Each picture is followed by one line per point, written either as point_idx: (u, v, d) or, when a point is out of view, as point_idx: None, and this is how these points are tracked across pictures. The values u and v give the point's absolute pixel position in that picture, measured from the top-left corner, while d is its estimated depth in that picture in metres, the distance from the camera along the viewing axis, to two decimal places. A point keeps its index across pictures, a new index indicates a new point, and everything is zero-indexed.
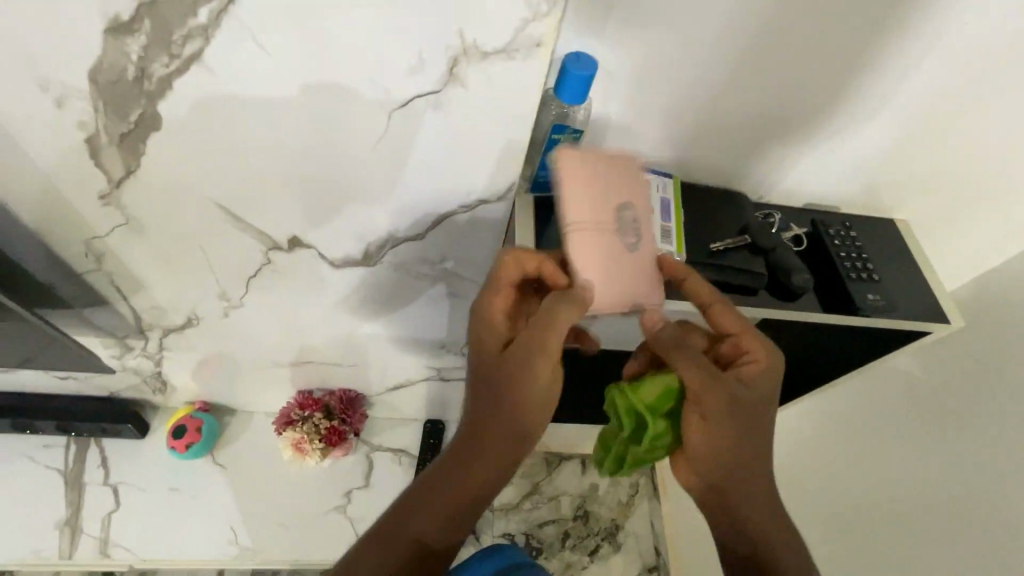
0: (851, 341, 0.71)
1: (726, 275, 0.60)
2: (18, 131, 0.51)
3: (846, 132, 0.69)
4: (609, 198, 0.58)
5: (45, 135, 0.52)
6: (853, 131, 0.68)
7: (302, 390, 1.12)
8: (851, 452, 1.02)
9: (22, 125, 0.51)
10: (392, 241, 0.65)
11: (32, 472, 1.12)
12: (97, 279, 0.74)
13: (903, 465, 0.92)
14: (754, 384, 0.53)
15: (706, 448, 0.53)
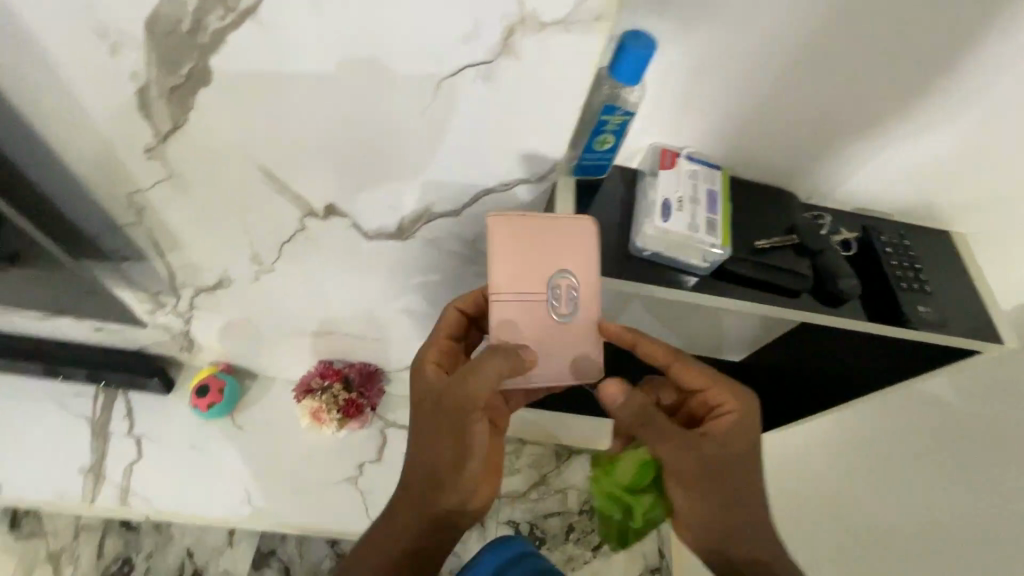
0: (894, 355, 0.69)
1: (770, 275, 0.58)
2: (74, 77, 0.52)
3: (923, 138, 0.63)
4: (544, 263, 0.57)
5: (99, 83, 0.53)
6: (931, 138, 0.63)
7: (323, 360, 1.13)
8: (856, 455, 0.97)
9: (78, 72, 0.52)
10: (427, 216, 0.66)
11: (62, 417, 1.16)
12: (136, 232, 0.76)
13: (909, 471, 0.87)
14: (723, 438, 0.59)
15: (692, 505, 0.60)
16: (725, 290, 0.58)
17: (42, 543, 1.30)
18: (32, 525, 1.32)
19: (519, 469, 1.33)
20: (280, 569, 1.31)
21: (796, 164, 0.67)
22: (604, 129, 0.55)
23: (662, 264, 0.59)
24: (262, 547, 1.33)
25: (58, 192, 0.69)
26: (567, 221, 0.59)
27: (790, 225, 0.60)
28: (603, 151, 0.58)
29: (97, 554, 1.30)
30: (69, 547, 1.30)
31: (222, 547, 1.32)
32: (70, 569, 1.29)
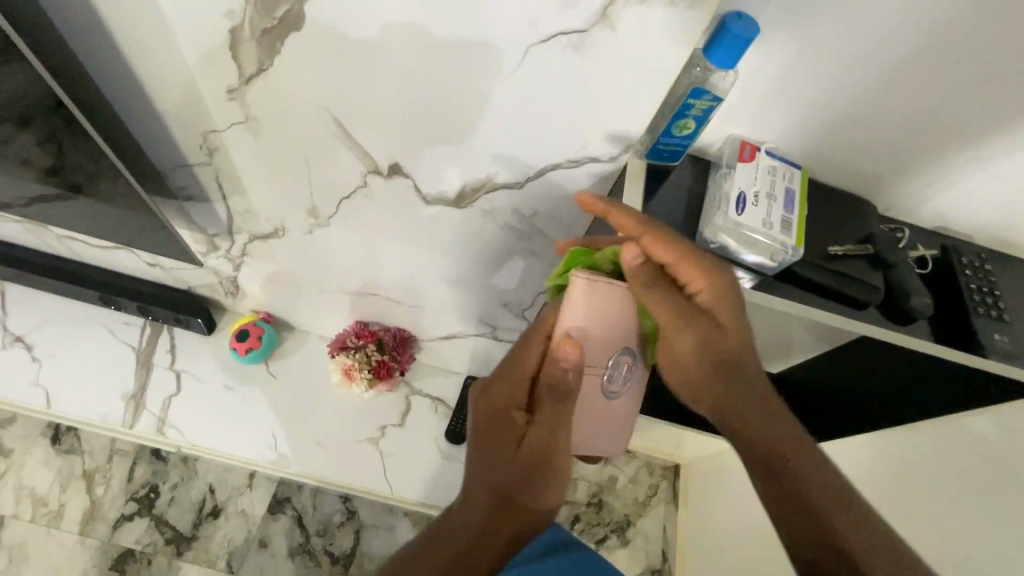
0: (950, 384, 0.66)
1: (839, 284, 0.56)
2: (181, 10, 0.57)
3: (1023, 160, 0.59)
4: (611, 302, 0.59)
5: (201, 19, 0.57)
6: None
7: (360, 321, 1.16)
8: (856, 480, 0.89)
9: (186, 5, 0.56)
10: (489, 185, 0.69)
11: (110, 343, 1.22)
12: (204, 172, 0.80)
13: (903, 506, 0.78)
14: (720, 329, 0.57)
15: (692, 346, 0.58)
16: (791, 293, 0.57)
17: (79, 461, 1.38)
18: (72, 442, 1.40)
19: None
20: (293, 517, 1.36)
21: (877, 175, 0.65)
22: (686, 113, 0.54)
23: (725, 258, 0.57)
24: (278, 493, 1.38)
25: (141, 123, 0.74)
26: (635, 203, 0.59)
27: (866, 234, 0.58)
28: (680, 137, 0.57)
29: (126, 478, 1.37)
30: (102, 467, 1.38)
31: (242, 487, 1.38)
32: (101, 487, 1.36)
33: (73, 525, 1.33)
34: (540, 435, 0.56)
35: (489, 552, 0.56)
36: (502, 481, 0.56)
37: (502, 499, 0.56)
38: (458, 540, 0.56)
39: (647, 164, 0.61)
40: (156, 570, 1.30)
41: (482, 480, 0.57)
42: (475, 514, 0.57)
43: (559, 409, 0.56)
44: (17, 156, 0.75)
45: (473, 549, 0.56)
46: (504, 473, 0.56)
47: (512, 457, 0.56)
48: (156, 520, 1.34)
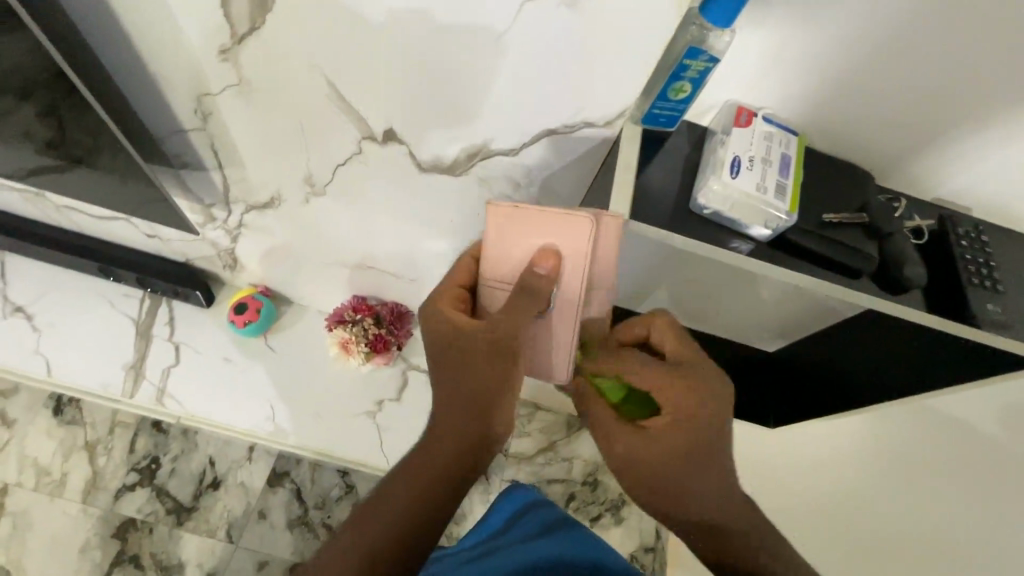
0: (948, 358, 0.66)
1: (834, 250, 0.56)
2: None
3: None
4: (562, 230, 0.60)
5: None
6: None
7: (358, 295, 1.16)
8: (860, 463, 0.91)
9: None
10: (485, 151, 0.68)
11: (110, 314, 1.23)
12: (199, 139, 0.80)
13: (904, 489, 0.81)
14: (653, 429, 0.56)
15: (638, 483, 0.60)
16: (783, 260, 0.56)
17: (81, 432, 1.40)
18: (74, 413, 1.42)
19: (529, 432, 1.36)
20: (292, 490, 1.38)
21: (880, 151, 0.62)
22: (682, 75, 0.51)
23: (720, 225, 0.56)
24: (277, 467, 1.40)
25: (136, 90, 0.73)
26: (630, 168, 0.58)
27: (862, 203, 0.58)
28: (676, 101, 0.54)
29: (128, 449, 1.39)
30: (104, 438, 1.40)
31: (241, 460, 1.40)
32: (103, 458, 1.38)
33: (75, 494, 1.35)
34: (493, 349, 0.58)
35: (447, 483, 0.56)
36: (454, 398, 0.58)
37: (454, 422, 0.58)
38: (409, 478, 0.55)
39: (644, 129, 0.59)
40: (158, 540, 1.33)
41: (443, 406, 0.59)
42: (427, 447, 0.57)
43: (513, 318, 0.58)
44: (16, 122, 0.74)
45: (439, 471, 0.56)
46: (457, 385, 0.58)
47: (469, 373, 0.58)
48: (157, 490, 1.36)
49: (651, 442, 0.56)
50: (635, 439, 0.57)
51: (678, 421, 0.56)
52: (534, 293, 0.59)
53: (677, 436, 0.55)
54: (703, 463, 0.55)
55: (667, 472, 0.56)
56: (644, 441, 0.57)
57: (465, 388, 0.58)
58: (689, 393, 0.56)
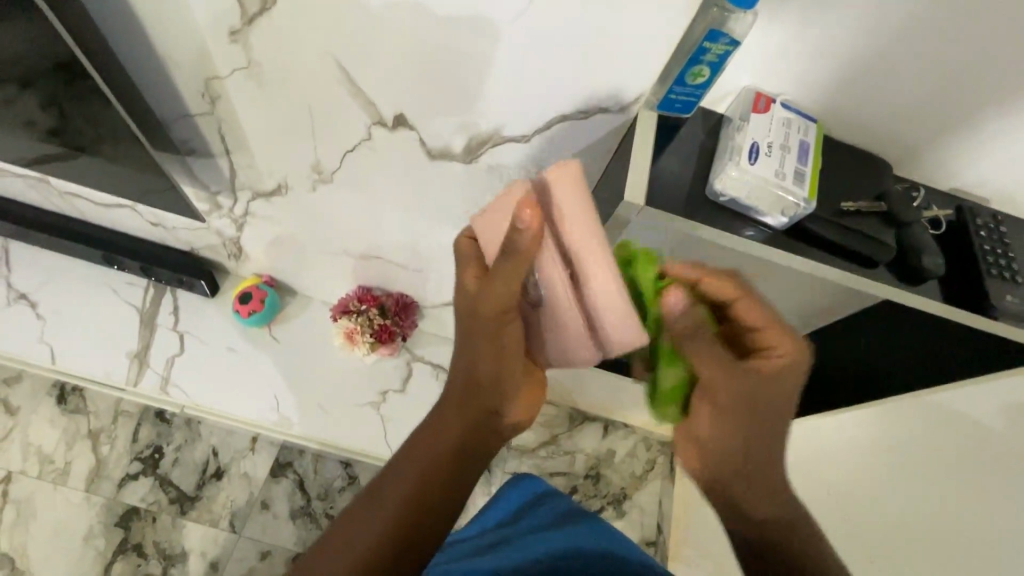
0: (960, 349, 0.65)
1: (850, 239, 0.55)
2: None
3: None
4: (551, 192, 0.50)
5: None
6: None
7: (363, 285, 1.16)
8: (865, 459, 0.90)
9: None
10: (496, 139, 0.68)
11: (114, 303, 1.22)
12: (206, 124, 0.79)
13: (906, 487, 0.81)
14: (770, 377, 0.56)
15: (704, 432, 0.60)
16: (800, 249, 0.56)
17: (84, 421, 1.40)
18: (77, 402, 1.42)
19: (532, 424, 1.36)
20: (295, 481, 1.38)
21: (899, 139, 0.61)
22: (701, 59, 0.50)
23: (736, 212, 0.56)
24: (280, 457, 1.40)
25: (142, 73, 0.72)
26: (646, 153, 0.57)
27: (880, 192, 0.57)
28: (695, 86, 0.53)
29: (131, 438, 1.39)
30: (107, 427, 1.40)
31: (244, 450, 1.40)
32: (106, 447, 1.38)
33: (79, 482, 1.35)
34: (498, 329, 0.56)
35: (443, 469, 0.55)
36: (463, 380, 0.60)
37: (457, 414, 0.58)
38: (410, 472, 0.55)
39: (659, 116, 0.59)
40: (161, 528, 1.33)
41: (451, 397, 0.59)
42: (429, 432, 0.58)
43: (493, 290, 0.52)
44: (23, 106, 0.74)
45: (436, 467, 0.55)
46: (466, 369, 0.58)
47: (473, 357, 0.58)
48: (160, 479, 1.36)
49: (759, 387, 0.56)
50: (746, 382, 0.56)
51: (794, 367, 0.55)
52: (508, 266, 0.50)
53: (784, 382, 0.56)
54: (773, 420, 0.58)
55: (763, 419, 0.58)
56: (754, 385, 0.56)
57: (473, 380, 0.58)
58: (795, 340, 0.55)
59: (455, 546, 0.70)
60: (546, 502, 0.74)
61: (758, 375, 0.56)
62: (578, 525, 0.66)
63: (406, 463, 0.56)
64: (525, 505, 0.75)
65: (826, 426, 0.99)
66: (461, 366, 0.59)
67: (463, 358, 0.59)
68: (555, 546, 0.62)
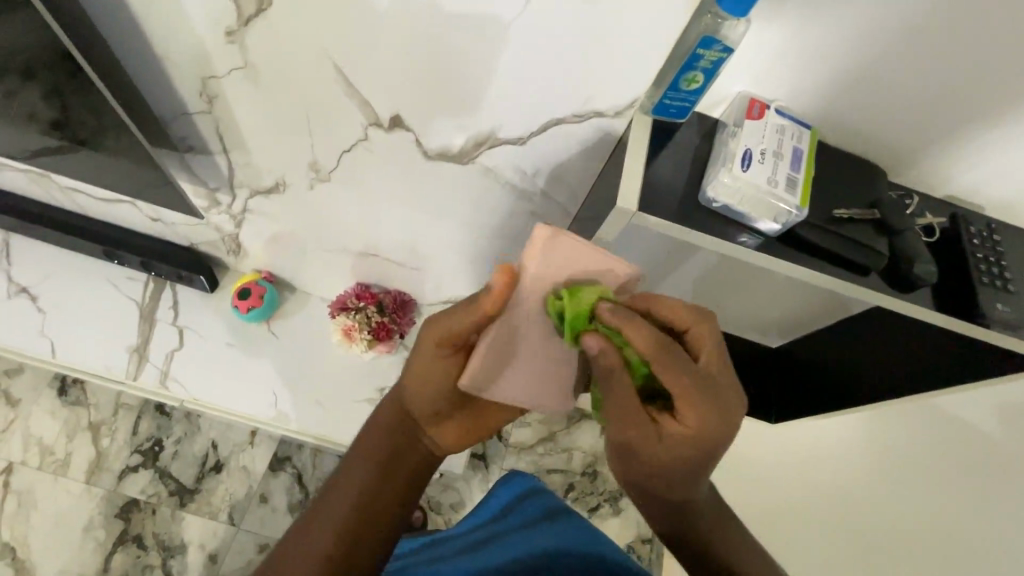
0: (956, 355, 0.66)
1: (843, 246, 0.55)
2: None
3: None
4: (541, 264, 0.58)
5: None
6: None
7: (361, 283, 1.17)
8: (860, 462, 0.90)
9: None
10: (492, 140, 0.68)
11: (114, 297, 1.23)
12: (204, 122, 0.79)
13: (901, 489, 0.82)
14: (662, 443, 0.53)
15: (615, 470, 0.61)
16: (792, 256, 0.56)
17: (84, 413, 1.41)
18: (78, 395, 1.43)
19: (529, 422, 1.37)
20: (293, 475, 1.40)
21: (895, 144, 0.61)
22: (695, 66, 0.50)
23: (728, 219, 0.56)
24: (279, 451, 1.41)
25: (139, 71, 0.72)
26: (640, 157, 0.57)
27: (874, 200, 0.57)
28: (688, 92, 0.53)
29: (131, 431, 1.41)
30: (107, 420, 1.41)
31: (244, 444, 1.41)
32: (106, 439, 1.39)
33: (79, 474, 1.37)
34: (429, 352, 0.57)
35: (383, 489, 0.56)
36: (403, 407, 0.60)
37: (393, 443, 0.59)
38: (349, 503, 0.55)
39: (653, 121, 0.58)
40: (161, 520, 1.34)
41: (391, 425, 0.60)
42: (364, 458, 0.58)
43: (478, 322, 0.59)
44: (21, 101, 0.74)
45: (370, 500, 0.56)
46: (410, 399, 0.59)
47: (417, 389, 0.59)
48: (160, 472, 1.38)
49: (657, 448, 0.54)
50: (642, 440, 0.54)
51: (693, 440, 0.51)
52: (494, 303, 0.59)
53: (680, 454, 0.53)
54: (677, 481, 0.56)
55: (662, 476, 0.56)
56: (650, 445, 0.54)
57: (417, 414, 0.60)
58: (709, 417, 0.50)
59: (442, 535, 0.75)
60: (532, 498, 0.74)
61: (655, 433, 0.53)
62: (565, 522, 0.67)
63: (340, 490, 0.56)
64: (515, 502, 0.75)
65: (822, 428, 1.00)
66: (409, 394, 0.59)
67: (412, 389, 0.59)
68: (543, 544, 0.62)
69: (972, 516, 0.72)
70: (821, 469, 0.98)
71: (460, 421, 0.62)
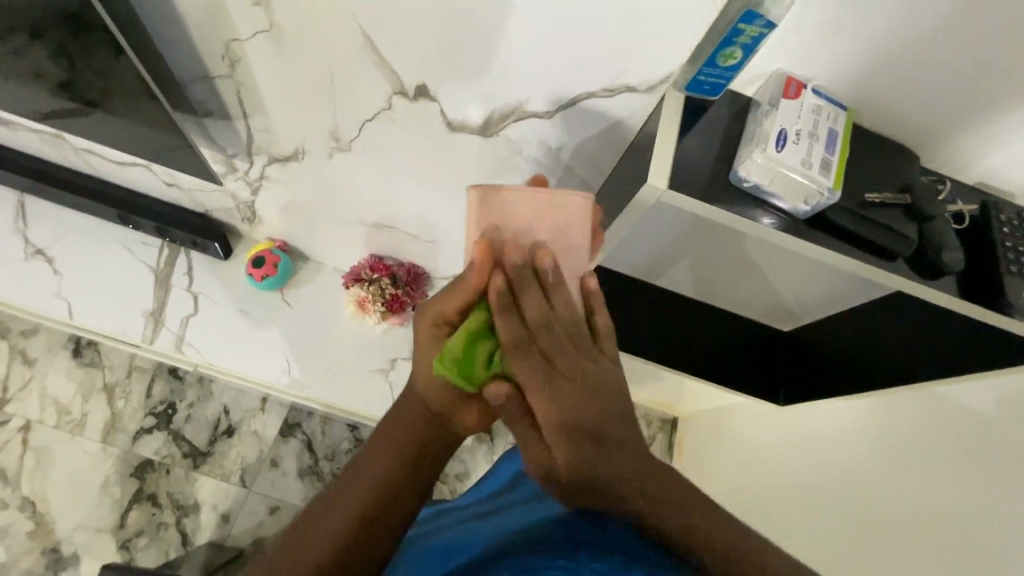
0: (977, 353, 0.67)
1: (871, 231, 0.55)
2: None
3: None
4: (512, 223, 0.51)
5: None
6: None
7: (375, 254, 1.17)
8: (865, 450, 0.91)
9: None
10: (519, 113, 0.67)
11: (129, 261, 1.24)
12: (225, 85, 0.78)
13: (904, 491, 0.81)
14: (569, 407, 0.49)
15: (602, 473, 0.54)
16: (819, 239, 0.55)
17: (99, 374, 1.44)
18: (92, 356, 1.45)
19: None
20: (303, 441, 1.43)
21: (934, 129, 0.59)
22: (734, 41, 0.49)
23: (757, 201, 0.55)
24: (289, 418, 1.44)
25: (160, 32, 0.71)
26: (671, 135, 0.56)
27: (906, 184, 0.56)
28: (724, 68, 0.52)
29: (145, 393, 1.43)
30: (122, 382, 1.44)
31: (255, 409, 1.44)
32: (121, 400, 1.42)
33: (96, 433, 1.40)
34: (427, 334, 0.51)
35: (403, 483, 0.50)
36: (415, 390, 0.52)
37: (412, 423, 0.52)
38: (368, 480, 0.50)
39: (686, 98, 0.57)
40: (174, 480, 1.38)
41: (407, 403, 0.53)
42: (380, 442, 0.52)
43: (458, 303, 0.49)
44: (41, 59, 0.73)
45: (387, 487, 0.50)
46: (422, 373, 0.52)
47: (428, 366, 0.51)
48: (173, 434, 1.41)
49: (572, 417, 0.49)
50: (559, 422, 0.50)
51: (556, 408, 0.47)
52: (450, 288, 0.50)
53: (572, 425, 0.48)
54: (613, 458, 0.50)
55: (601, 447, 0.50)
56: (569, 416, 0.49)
57: (434, 397, 0.52)
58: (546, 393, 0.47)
59: (451, 506, 0.76)
60: None
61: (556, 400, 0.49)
62: None
63: (359, 470, 0.51)
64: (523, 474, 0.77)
65: (829, 413, 1.01)
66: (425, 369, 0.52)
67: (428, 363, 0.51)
68: (548, 511, 0.63)
69: (976, 512, 0.72)
70: (825, 453, 0.99)
71: (483, 403, 0.54)
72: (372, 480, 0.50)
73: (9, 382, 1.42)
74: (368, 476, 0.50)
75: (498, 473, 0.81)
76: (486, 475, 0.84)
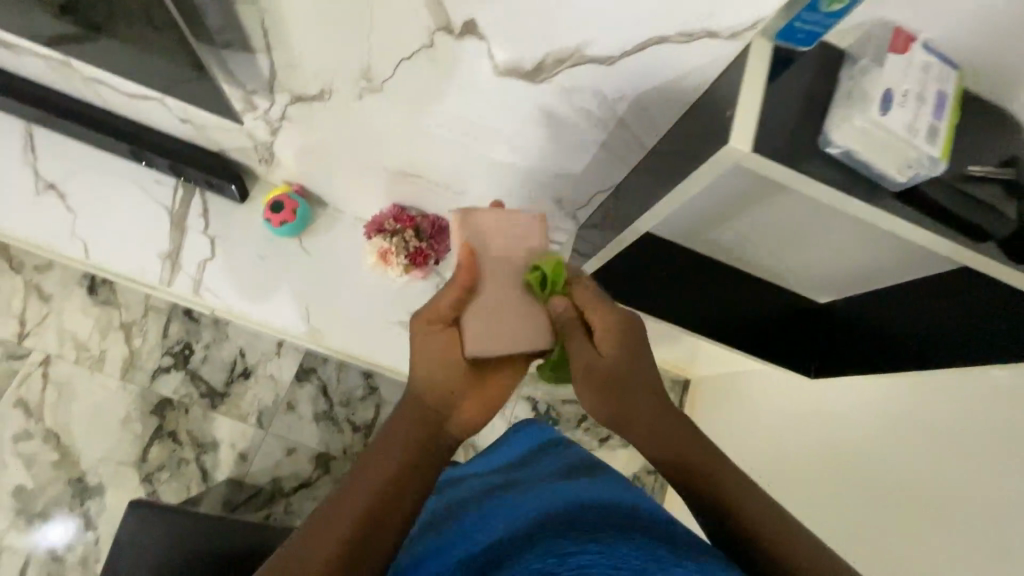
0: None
1: (962, 207, 0.51)
2: None
3: None
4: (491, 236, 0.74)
5: None
6: None
7: (398, 204, 1.12)
8: None
9: None
10: (576, 58, 0.60)
11: (142, 199, 1.19)
12: (247, 14, 0.71)
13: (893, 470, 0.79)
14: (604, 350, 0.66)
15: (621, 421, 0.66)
16: (905, 216, 0.51)
17: (116, 312, 1.43)
18: (108, 294, 1.44)
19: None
20: (319, 386, 1.44)
21: None
22: None
23: (842, 172, 0.50)
24: (305, 363, 1.44)
25: None
26: (754, 93, 0.50)
27: (1013, 156, 0.51)
28: (826, 14, 0.45)
29: (162, 333, 1.43)
30: (139, 320, 1.43)
31: (271, 353, 1.44)
32: (139, 339, 1.42)
33: (115, 370, 1.41)
34: (426, 333, 0.66)
35: (412, 463, 0.59)
36: (420, 388, 0.64)
37: (418, 414, 0.63)
38: (384, 467, 0.58)
39: (775, 47, 0.50)
40: (193, 419, 1.40)
41: (413, 401, 0.64)
42: (392, 432, 0.61)
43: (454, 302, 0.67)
44: None
45: (399, 464, 0.59)
46: (424, 373, 0.65)
47: (430, 365, 0.65)
48: (191, 374, 1.42)
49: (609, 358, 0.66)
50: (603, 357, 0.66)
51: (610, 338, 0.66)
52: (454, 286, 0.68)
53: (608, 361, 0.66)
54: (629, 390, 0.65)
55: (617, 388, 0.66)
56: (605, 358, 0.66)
57: (435, 393, 0.65)
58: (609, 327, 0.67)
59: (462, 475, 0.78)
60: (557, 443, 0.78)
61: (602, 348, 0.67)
62: (594, 472, 0.67)
63: (373, 453, 0.59)
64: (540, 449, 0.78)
65: None
66: (427, 370, 0.65)
67: (433, 363, 0.65)
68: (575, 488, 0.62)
69: None
70: None
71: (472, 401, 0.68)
72: (388, 460, 0.59)
73: (26, 316, 1.42)
74: (387, 456, 0.59)
75: (508, 446, 0.83)
76: (496, 444, 0.86)
